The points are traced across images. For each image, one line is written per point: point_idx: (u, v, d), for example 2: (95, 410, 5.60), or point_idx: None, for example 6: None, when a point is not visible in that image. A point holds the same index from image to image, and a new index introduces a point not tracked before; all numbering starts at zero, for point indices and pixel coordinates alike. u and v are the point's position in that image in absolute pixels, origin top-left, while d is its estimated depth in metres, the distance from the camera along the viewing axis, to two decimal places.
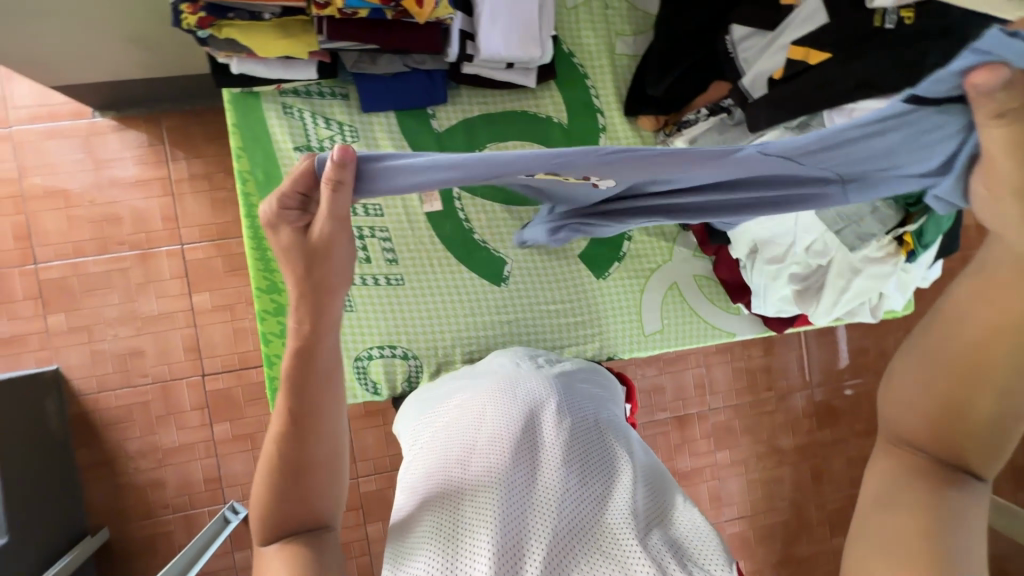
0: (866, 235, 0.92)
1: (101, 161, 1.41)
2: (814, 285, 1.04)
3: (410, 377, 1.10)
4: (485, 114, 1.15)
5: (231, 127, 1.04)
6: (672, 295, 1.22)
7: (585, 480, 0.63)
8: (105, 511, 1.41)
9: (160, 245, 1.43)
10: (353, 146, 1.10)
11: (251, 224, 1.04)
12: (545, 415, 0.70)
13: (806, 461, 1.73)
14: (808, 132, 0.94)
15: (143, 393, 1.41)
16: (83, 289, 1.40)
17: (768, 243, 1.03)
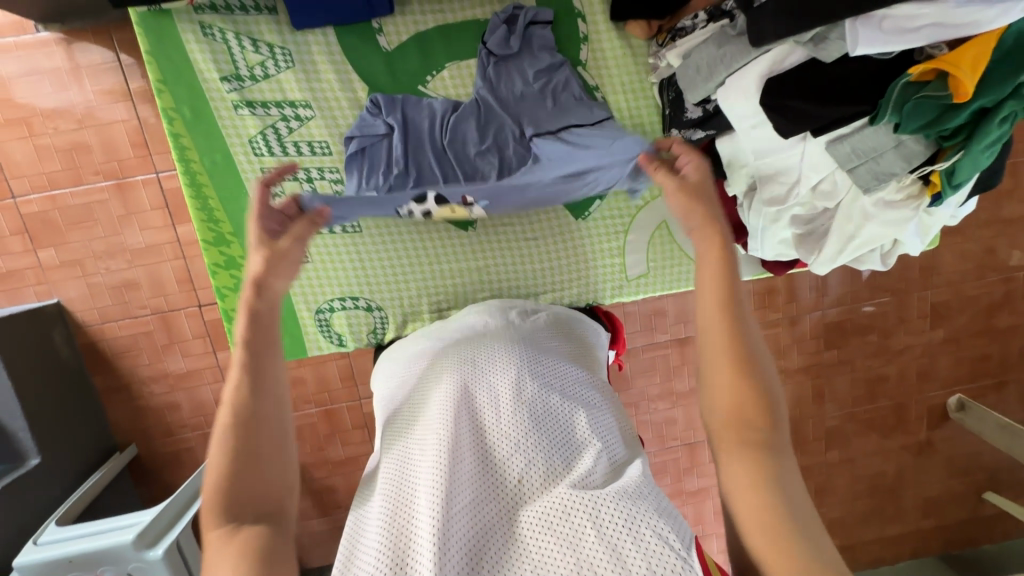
0: (884, 175, 0.83)
1: (59, 82, 1.31)
2: (819, 229, 0.98)
3: (374, 328, 1.13)
4: (443, 26, 1.09)
5: (147, 57, 1.01)
6: (660, 233, 1.17)
7: (540, 458, 0.65)
8: (129, 431, 1.50)
9: (134, 173, 1.36)
10: (289, 73, 1.06)
11: (185, 168, 1.05)
12: (503, 389, 0.72)
13: (809, 380, 1.71)
14: (824, 49, 0.78)
15: (145, 324, 1.44)
16: (67, 223, 1.37)
17: (768, 182, 0.96)
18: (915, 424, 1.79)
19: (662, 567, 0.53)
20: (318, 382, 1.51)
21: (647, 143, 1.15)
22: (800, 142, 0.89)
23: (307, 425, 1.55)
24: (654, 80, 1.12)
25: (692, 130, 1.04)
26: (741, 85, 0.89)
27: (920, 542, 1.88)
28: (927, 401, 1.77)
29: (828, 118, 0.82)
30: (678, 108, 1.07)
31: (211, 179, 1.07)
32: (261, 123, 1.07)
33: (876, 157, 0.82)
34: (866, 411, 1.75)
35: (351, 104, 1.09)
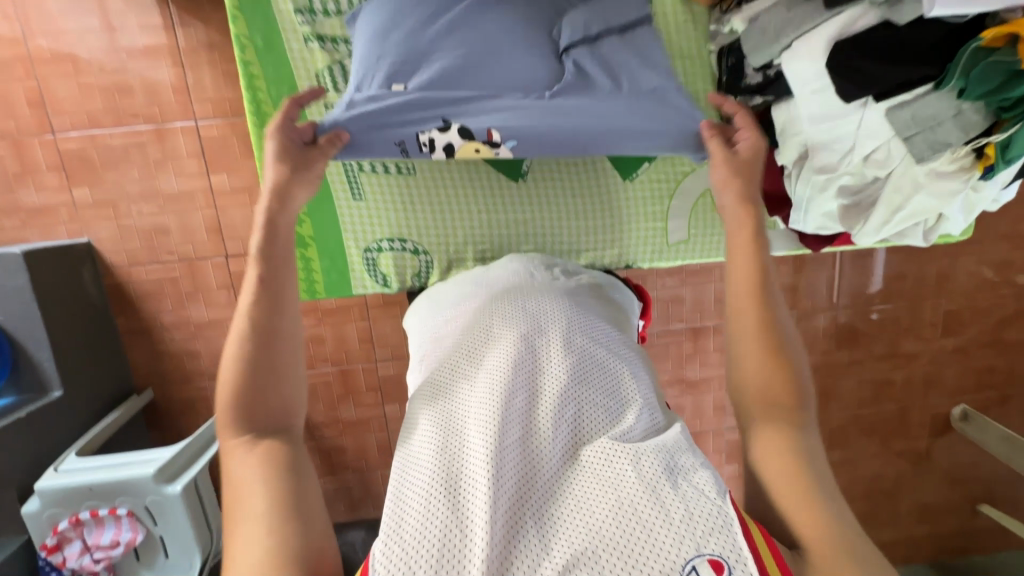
0: (939, 145, 0.83)
1: (108, 23, 1.32)
2: (866, 201, 0.98)
3: (419, 271, 1.16)
4: None
5: None
6: (702, 203, 1.19)
7: (587, 407, 0.68)
8: (146, 375, 1.52)
9: (174, 119, 1.38)
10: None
11: (252, 96, 1.09)
12: (551, 339, 0.75)
13: (817, 379, 1.73)
14: (898, 11, 0.82)
15: (172, 270, 1.46)
16: (103, 163, 1.39)
17: (820, 152, 0.97)
18: (916, 431, 1.81)
19: (700, 511, 0.56)
20: (337, 341, 1.53)
21: (704, 108, 1.16)
22: (860, 108, 0.89)
23: (322, 383, 1.57)
24: (713, 48, 1.12)
25: (749, 97, 1.05)
26: (810, 48, 0.90)
27: (912, 549, 1.90)
28: (931, 409, 1.79)
29: (894, 82, 0.83)
30: (736, 74, 1.07)
31: (275, 108, 1.10)
32: (329, 57, 1.10)
33: (934, 127, 0.83)
34: (871, 414, 1.77)
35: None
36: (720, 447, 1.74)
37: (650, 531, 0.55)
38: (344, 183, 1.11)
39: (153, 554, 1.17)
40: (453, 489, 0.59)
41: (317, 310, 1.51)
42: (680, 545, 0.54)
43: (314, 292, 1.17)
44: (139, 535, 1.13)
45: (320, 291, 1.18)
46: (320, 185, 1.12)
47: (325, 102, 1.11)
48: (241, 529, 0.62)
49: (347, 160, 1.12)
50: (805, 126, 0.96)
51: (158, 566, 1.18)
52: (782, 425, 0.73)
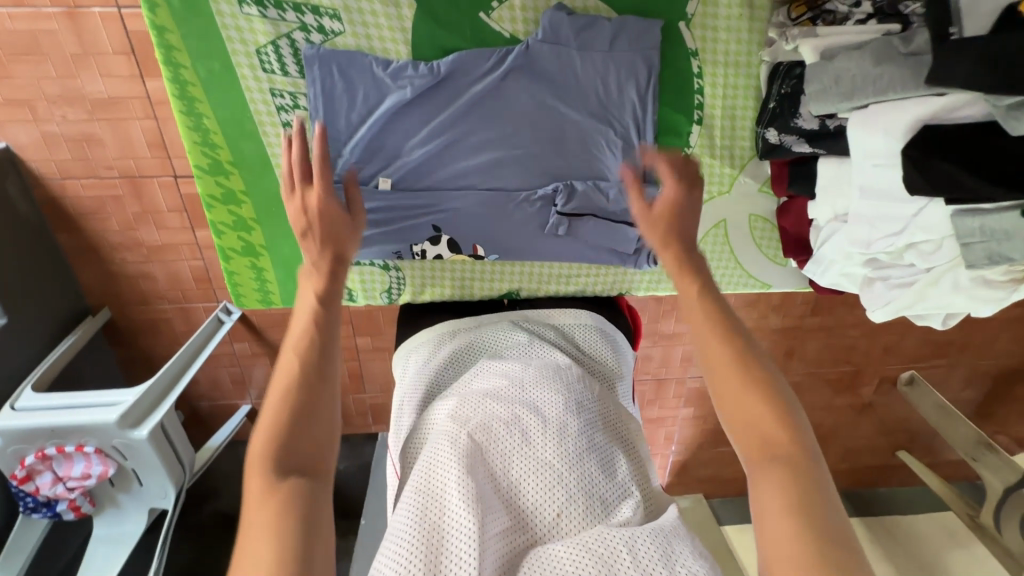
0: (998, 258, 0.76)
1: None
2: (895, 278, 0.96)
3: (390, 287, 1.17)
4: None
5: None
6: (715, 232, 1.16)
7: (582, 487, 0.72)
8: (101, 295, 1.43)
9: (89, 3, 1.10)
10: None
11: (174, 76, 0.95)
12: (551, 417, 0.78)
13: (786, 339, 1.77)
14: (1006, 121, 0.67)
15: (113, 187, 1.29)
16: (7, 51, 1.13)
17: (861, 225, 0.92)
18: (863, 389, 1.93)
19: None
20: None
21: (736, 128, 1.08)
22: (923, 201, 0.81)
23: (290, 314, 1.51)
24: (767, 61, 1.02)
25: (799, 143, 0.98)
26: (889, 121, 0.80)
27: None
28: (883, 371, 1.89)
29: (970, 195, 0.72)
30: (787, 108, 0.99)
31: (209, 94, 0.98)
32: (273, 31, 0.95)
33: (1002, 241, 0.74)
34: (825, 372, 1.86)
35: (392, 27, 0.96)
36: (680, 394, 1.82)
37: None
38: None
39: (128, 481, 1.21)
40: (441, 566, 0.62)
41: None
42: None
43: (269, 299, 1.17)
44: (111, 469, 1.14)
45: (275, 298, 1.18)
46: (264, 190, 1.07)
47: (270, 87, 0.99)
48: (251, 551, 0.60)
49: None
50: (854, 197, 0.90)
51: (135, 491, 1.23)
52: (780, 464, 0.67)
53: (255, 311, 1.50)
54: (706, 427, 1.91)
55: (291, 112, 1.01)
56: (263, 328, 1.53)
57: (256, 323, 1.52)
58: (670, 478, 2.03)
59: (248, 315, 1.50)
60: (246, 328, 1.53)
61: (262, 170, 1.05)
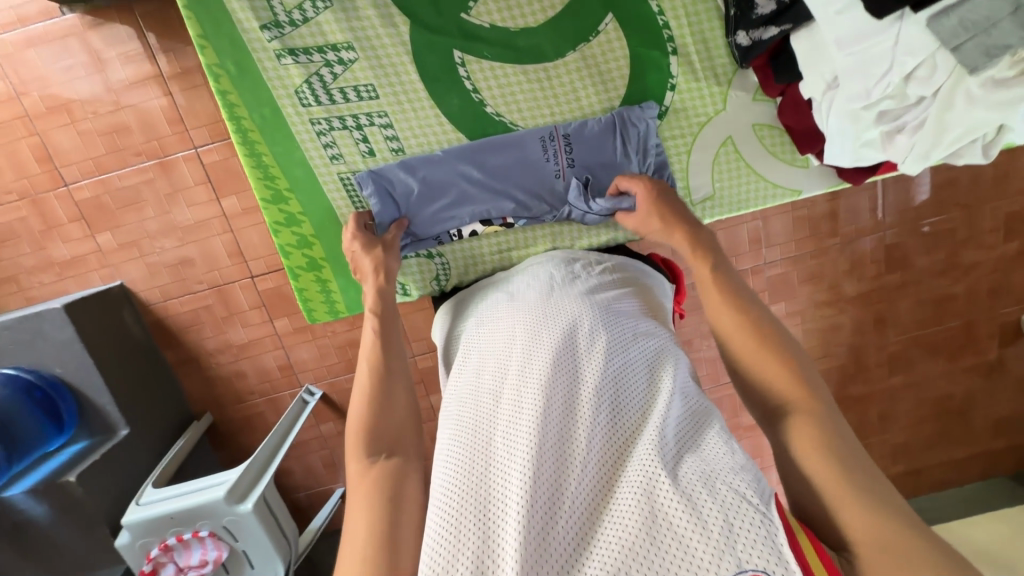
0: (996, 50, 0.71)
1: (92, 65, 1.32)
2: (910, 124, 0.90)
3: (437, 275, 1.15)
4: None
5: (190, 17, 0.97)
6: (724, 151, 1.14)
7: (619, 412, 0.66)
8: (203, 401, 1.58)
9: (175, 151, 1.37)
10: (329, 17, 1.00)
11: (235, 122, 1.03)
12: (581, 347, 0.73)
13: (871, 305, 1.64)
14: None
15: (204, 298, 1.49)
16: (118, 204, 1.41)
17: (850, 79, 0.88)
18: (985, 344, 1.71)
19: (739, 519, 0.53)
20: None
21: (708, 48, 1.07)
22: (896, 23, 0.78)
23: None
24: None
25: (763, 29, 0.97)
26: None
27: (991, 463, 1.83)
28: (999, 318, 1.68)
29: None
30: (745, 7, 0.99)
31: (264, 135, 1.05)
32: (305, 72, 1.02)
33: (988, 30, 0.71)
34: (931, 333, 1.68)
35: (394, 41, 1.02)
36: None
37: (688, 547, 0.53)
38: (347, 199, 1.10)
39: (241, 566, 1.24)
40: (485, 507, 0.60)
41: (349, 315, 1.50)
42: (723, 559, 0.51)
43: (338, 310, 1.19)
44: (224, 552, 1.19)
45: (342, 309, 1.19)
46: (321, 211, 1.11)
47: (310, 118, 1.05)
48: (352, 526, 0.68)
49: (345, 176, 1.09)
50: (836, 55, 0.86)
51: None
52: (802, 412, 0.70)
53: (335, 388, 1.59)
54: None
55: (330, 135, 1.07)
56: (344, 404, 1.61)
57: (338, 399, 1.61)
58: None
59: (330, 393, 1.60)
60: (329, 407, 1.61)
61: (315, 191, 1.09)
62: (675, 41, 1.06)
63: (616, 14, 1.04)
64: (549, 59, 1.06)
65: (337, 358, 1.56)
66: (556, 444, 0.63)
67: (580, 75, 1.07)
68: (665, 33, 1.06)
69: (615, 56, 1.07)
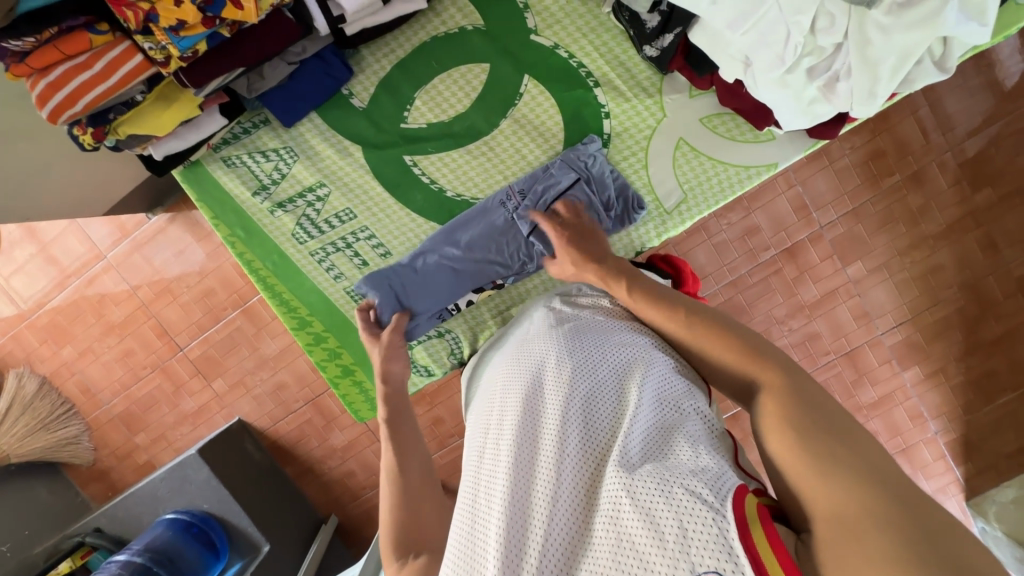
0: None
1: (179, 249, 1.62)
2: (843, 71, 0.83)
3: (453, 349, 1.22)
4: (398, 64, 1.07)
5: (197, 202, 1.11)
6: (682, 154, 1.10)
7: (588, 434, 0.67)
8: (328, 505, 1.75)
9: (252, 296, 1.61)
10: (299, 165, 1.11)
11: (254, 275, 1.15)
12: (549, 374, 0.75)
13: (972, 233, 1.41)
14: None
15: (304, 413, 1.68)
16: (222, 354, 1.66)
17: (756, 54, 0.84)
18: None
19: (694, 525, 0.53)
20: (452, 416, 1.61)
21: (630, 68, 1.06)
22: None
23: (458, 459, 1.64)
24: (607, 10, 1.02)
25: (659, 39, 0.96)
26: None
27: None
28: None
29: None
30: (637, 25, 0.98)
31: (278, 277, 1.17)
32: (295, 216, 1.14)
33: None
34: None
35: (355, 165, 1.11)
36: (885, 356, 1.51)
37: (648, 562, 0.54)
38: (357, 308, 1.19)
39: None
40: (475, 555, 0.63)
41: (425, 396, 1.61)
42: (677, 568, 0.52)
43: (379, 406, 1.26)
44: None
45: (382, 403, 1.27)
46: (341, 324, 1.20)
47: (310, 252, 1.16)
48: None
49: (351, 290, 1.18)
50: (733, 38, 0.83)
51: None
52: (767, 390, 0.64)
53: None
54: (956, 382, 1.48)
55: (329, 260, 1.16)
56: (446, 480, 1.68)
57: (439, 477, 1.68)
58: (964, 470, 1.51)
59: None
60: None
61: (331, 310, 1.19)
62: (594, 75, 1.06)
63: (531, 71, 1.07)
64: (485, 133, 1.10)
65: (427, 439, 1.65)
66: (529, 481, 0.65)
67: (519, 137, 1.10)
68: (582, 70, 1.06)
69: (545, 108, 1.08)
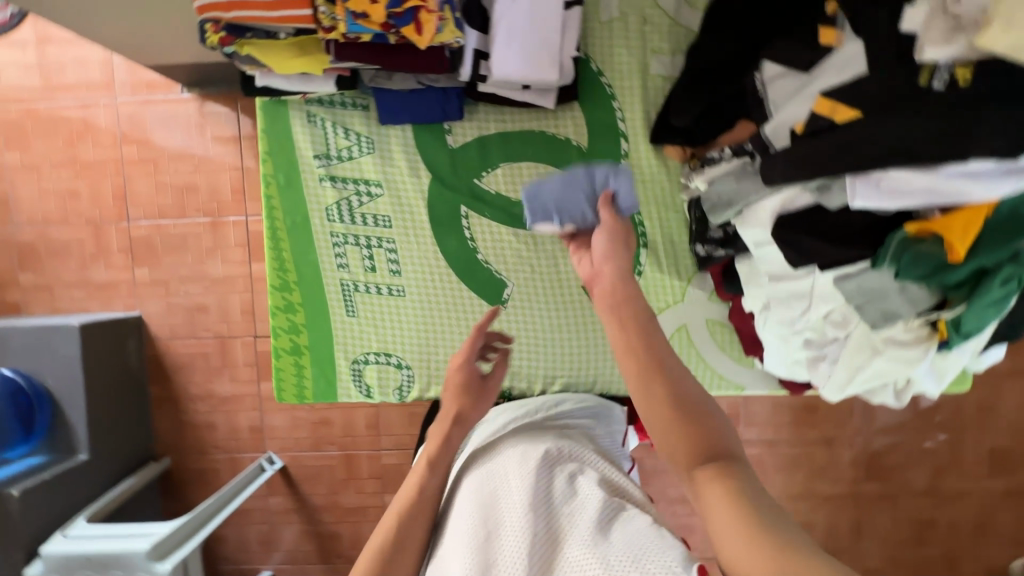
0: (890, 314, 0.79)
1: (190, 132, 1.56)
2: (830, 356, 0.93)
3: (400, 385, 1.17)
4: (502, 133, 1.12)
5: (262, 134, 1.13)
6: (678, 337, 1.19)
7: (548, 521, 0.68)
8: (170, 444, 1.62)
9: (229, 214, 1.56)
10: (369, 158, 1.13)
11: (270, 223, 1.14)
12: (508, 463, 0.76)
13: (846, 511, 1.58)
14: (829, 195, 0.77)
15: (206, 345, 1.59)
16: (164, 247, 1.57)
17: (782, 305, 0.95)
18: None
19: None
20: (344, 425, 1.58)
21: (676, 249, 1.16)
22: (810, 274, 0.88)
23: (326, 467, 1.60)
24: (686, 197, 1.12)
25: (713, 247, 1.06)
26: (758, 219, 0.88)
27: None
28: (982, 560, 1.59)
29: (836, 258, 0.78)
30: (703, 226, 1.07)
31: (289, 234, 1.15)
32: (339, 194, 1.14)
33: (881, 299, 0.79)
34: (909, 559, 1.59)
35: (415, 185, 1.14)
36: None
37: None
38: (340, 302, 1.16)
39: None
40: None
41: None
42: None
43: (304, 396, 1.19)
44: None
45: (310, 395, 1.19)
46: (319, 307, 1.17)
47: (331, 232, 1.15)
48: None
49: (345, 284, 1.16)
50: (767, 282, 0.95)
51: None
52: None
53: (295, 462, 1.60)
54: None
55: (343, 248, 1.15)
56: (300, 480, 1.60)
57: (295, 474, 1.60)
58: None
59: (288, 466, 1.60)
60: (283, 480, 1.60)
61: (317, 291, 1.16)
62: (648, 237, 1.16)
63: None
64: (537, 229, 1.14)
65: (306, 433, 1.59)
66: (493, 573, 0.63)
67: (561, 248, 1.15)
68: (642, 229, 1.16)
69: None
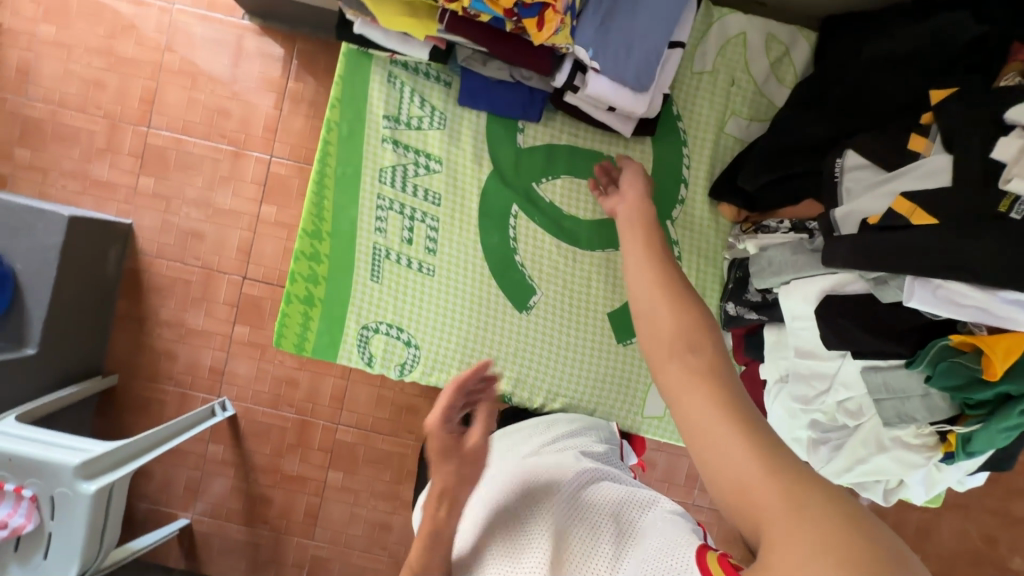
0: (905, 416, 0.86)
1: (238, 57, 1.52)
2: (834, 441, 1.00)
3: (404, 363, 1.14)
4: (572, 146, 1.14)
5: (336, 77, 1.09)
6: None
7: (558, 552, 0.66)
8: (121, 362, 1.53)
9: (253, 149, 1.52)
10: (436, 133, 1.12)
11: (321, 168, 1.09)
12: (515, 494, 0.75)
13: None
14: (885, 289, 0.80)
15: (190, 272, 1.52)
16: (177, 163, 1.52)
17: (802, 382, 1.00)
18: None
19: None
20: (309, 390, 1.53)
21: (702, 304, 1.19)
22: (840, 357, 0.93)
23: (277, 427, 1.54)
24: (727, 257, 1.15)
25: (744, 309, 1.07)
26: (804, 293, 0.92)
27: None
28: None
29: (870, 347, 0.85)
30: (741, 286, 1.10)
31: (336, 184, 1.10)
32: (397, 159, 1.12)
33: (902, 399, 0.86)
34: None
35: (475, 172, 1.14)
36: None
37: None
38: (368, 266, 1.12)
39: (33, 549, 1.12)
40: None
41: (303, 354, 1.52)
42: None
43: (303, 348, 1.12)
44: (29, 524, 1.09)
45: (309, 348, 1.12)
46: (344, 263, 1.11)
47: (379, 193, 1.11)
48: None
49: (378, 249, 1.12)
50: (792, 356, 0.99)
51: (30, 565, 1.13)
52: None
53: (247, 415, 1.54)
54: None
55: (386, 212, 1.12)
56: (246, 434, 1.54)
57: (243, 427, 1.54)
58: None
59: (238, 417, 1.54)
60: (229, 429, 1.54)
61: (348, 248, 1.11)
62: None
63: None
64: (580, 247, 1.16)
65: (267, 388, 1.53)
66: None
67: (596, 272, 1.16)
68: None
69: None
